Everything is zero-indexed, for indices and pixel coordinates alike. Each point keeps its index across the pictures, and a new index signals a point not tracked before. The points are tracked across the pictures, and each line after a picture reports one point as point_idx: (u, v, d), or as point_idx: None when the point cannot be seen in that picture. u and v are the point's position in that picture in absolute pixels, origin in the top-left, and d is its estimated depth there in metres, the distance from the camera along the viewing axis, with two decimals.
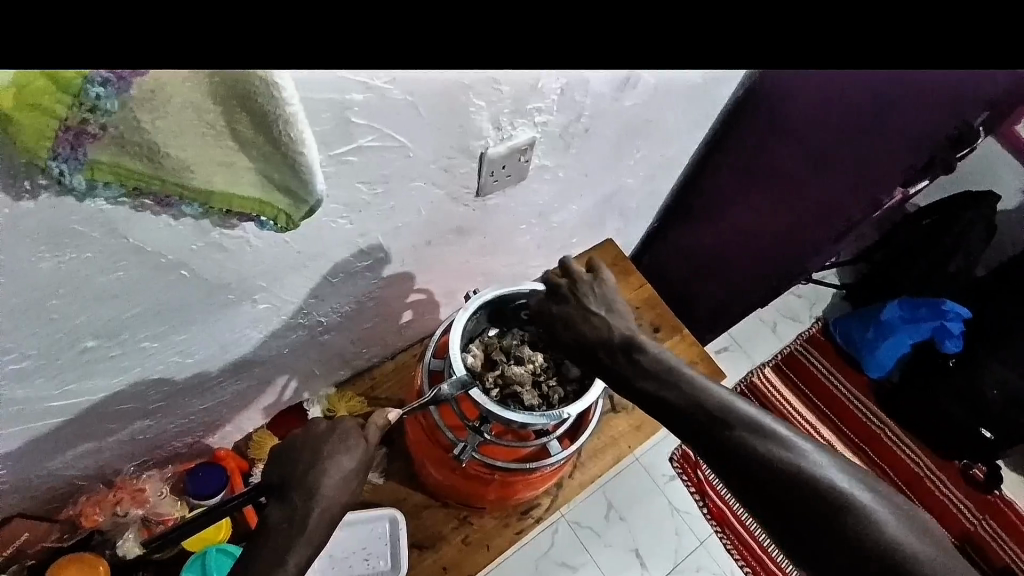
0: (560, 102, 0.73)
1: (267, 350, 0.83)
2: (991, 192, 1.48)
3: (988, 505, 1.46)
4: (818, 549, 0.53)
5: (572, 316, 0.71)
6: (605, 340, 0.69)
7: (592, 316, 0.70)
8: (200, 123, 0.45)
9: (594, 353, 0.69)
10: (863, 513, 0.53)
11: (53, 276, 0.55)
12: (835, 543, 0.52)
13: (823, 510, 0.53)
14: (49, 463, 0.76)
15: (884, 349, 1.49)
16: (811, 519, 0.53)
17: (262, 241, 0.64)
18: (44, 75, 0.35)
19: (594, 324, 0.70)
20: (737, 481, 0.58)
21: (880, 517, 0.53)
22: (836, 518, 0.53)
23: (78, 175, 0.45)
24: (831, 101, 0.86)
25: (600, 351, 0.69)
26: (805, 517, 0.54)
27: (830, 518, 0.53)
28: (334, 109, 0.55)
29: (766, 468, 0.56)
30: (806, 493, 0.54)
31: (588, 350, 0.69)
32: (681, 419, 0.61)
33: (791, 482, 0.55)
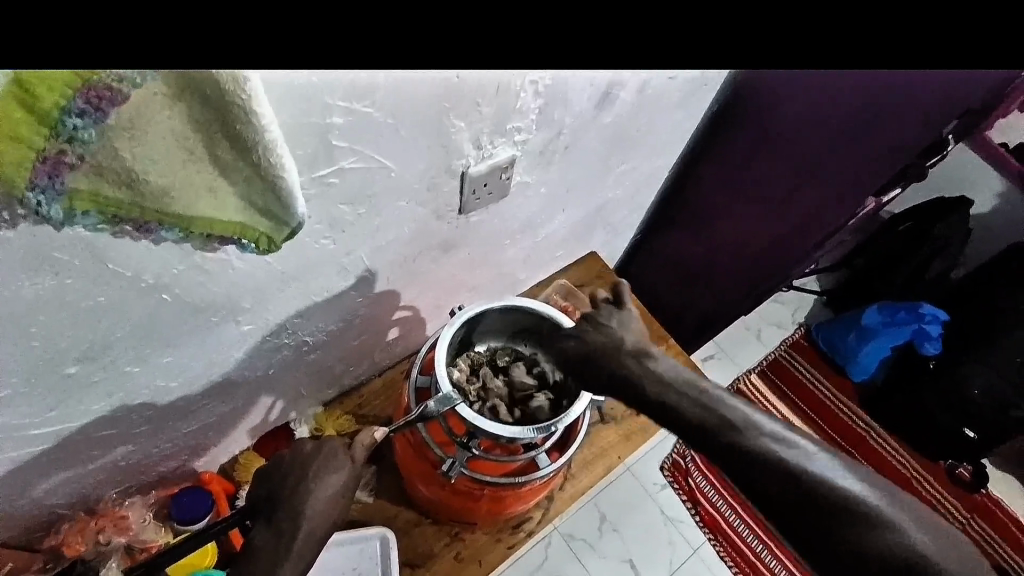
0: (540, 121, 0.74)
1: (253, 371, 0.82)
2: (967, 197, 1.51)
3: (975, 504, 1.48)
4: (824, 551, 0.53)
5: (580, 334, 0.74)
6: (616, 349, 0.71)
7: (599, 333, 0.73)
8: (179, 150, 0.45)
9: (604, 359, 0.71)
10: (868, 518, 0.54)
11: (34, 303, 0.55)
12: (841, 544, 0.53)
13: (820, 507, 0.55)
14: (31, 491, 0.75)
15: (867, 353, 1.51)
16: (807, 513, 0.55)
17: (245, 263, 0.65)
18: (19, 101, 0.36)
19: (601, 340, 0.72)
20: (744, 484, 0.58)
21: (883, 521, 0.54)
22: (838, 515, 0.54)
23: (55, 205, 0.45)
24: (811, 104, 0.88)
25: (610, 358, 0.70)
26: (807, 514, 0.55)
27: (828, 516, 0.54)
28: (315, 132, 0.55)
29: (765, 467, 0.57)
30: (809, 487, 0.56)
31: (597, 357, 0.71)
32: (691, 422, 0.62)
33: (790, 482, 0.56)
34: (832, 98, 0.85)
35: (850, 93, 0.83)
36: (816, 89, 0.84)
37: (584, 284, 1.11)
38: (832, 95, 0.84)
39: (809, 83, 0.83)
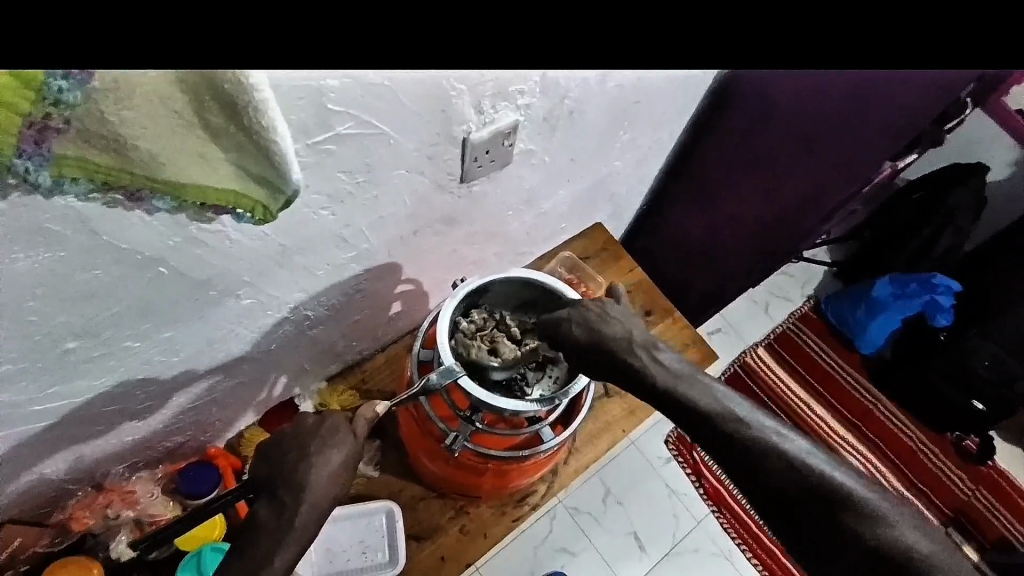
0: (543, 84, 0.71)
1: (255, 347, 0.81)
2: (981, 165, 1.47)
3: (982, 476, 1.47)
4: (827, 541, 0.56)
5: (590, 325, 0.69)
6: (628, 341, 0.67)
7: (611, 327, 0.69)
8: (167, 112, 0.44)
9: (614, 352, 0.67)
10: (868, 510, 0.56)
11: (27, 277, 0.53)
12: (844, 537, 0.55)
13: (826, 495, 0.56)
14: (37, 467, 0.75)
15: (875, 326, 1.49)
16: (813, 504, 0.56)
17: (241, 235, 0.63)
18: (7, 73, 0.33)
19: (615, 334, 0.68)
20: (751, 480, 0.59)
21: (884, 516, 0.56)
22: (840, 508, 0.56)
23: (44, 172, 0.44)
24: (817, 87, 0.84)
25: (622, 351, 0.67)
26: (809, 508, 0.57)
27: (834, 504, 0.56)
28: (309, 95, 0.53)
29: (773, 459, 0.58)
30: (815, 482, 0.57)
31: (608, 350, 0.67)
32: (704, 420, 0.62)
33: (796, 476, 0.57)
34: (841, 84, 0.80)
35: (861, 80, 0.78)
36: (825, 81, 0.80)
37: (589, 257, 1.09)
38: (839, 83, 0.79)
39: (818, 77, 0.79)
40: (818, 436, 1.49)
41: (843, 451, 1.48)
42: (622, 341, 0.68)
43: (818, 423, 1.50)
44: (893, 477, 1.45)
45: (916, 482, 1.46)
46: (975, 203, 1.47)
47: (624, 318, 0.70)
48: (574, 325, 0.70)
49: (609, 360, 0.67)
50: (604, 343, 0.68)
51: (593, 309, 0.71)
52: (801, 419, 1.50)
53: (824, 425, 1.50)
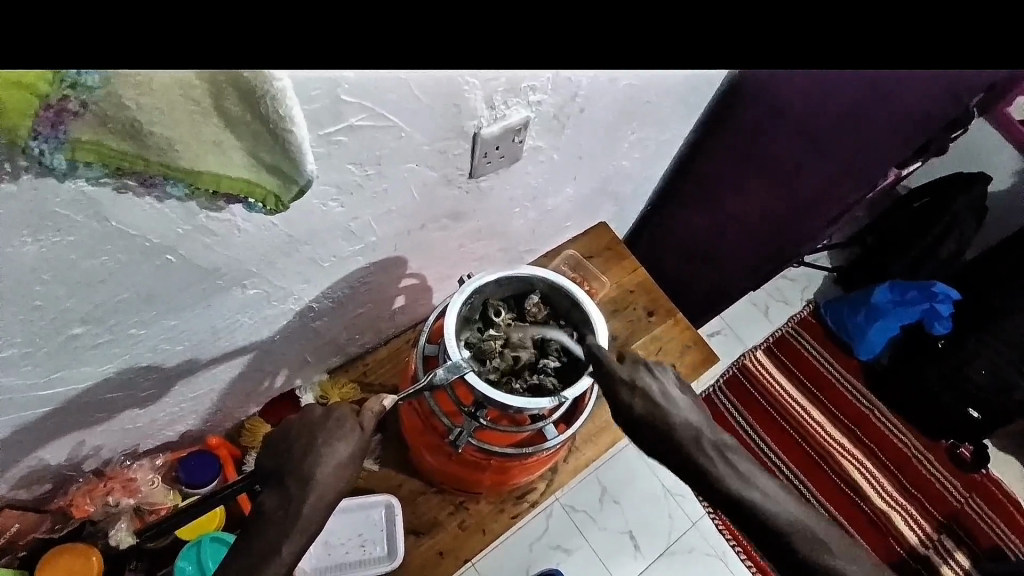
0: (555, 82, 0.71)
1: (259, 337, 0.81)
2: (983, 174, 1.48)
3: (974, 484, 1.49)
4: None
5: (653, 410, 0.67)
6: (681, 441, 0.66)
7: (675, 413, 0.67)
8: (185, 100, 0.43)
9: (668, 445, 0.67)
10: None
11: (36, 261, 0.53)
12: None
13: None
14: (37, 453, 0.75)
15: (874, 332, 1.50)
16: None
17: (251, 225, 0.63)
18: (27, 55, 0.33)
19: (678, 422, 0.67)
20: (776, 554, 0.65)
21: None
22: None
23: (59, 155, 0.43)
24: (830, 88, 0.84)
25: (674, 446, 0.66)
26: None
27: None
28: (324, 87, 0.53)
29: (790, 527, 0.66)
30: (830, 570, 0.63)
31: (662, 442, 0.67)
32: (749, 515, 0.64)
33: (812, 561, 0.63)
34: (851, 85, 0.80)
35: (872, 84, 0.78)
36: (836, 82, 0.80)
37: (593, 256, 1.10)
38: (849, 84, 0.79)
39: (831, 78, 0.79)
40: (814, 440, 1.49)
41: (838, 454, 1.48)
42: (687, 432, 0.66)
43: (814, 428, 1.51)
44: (887, 482, 1.47)
45: (910, 489, 1.47)
46: (975, 213, 1.48)
47: (690, 406, 0.69)
48: (634, 405, 0.67)
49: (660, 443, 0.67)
50: (667, 430, 0.66)
51: (655, 388, 0.68)
52: (798, 422, 1.51)
53: (820, 430, 1.51)
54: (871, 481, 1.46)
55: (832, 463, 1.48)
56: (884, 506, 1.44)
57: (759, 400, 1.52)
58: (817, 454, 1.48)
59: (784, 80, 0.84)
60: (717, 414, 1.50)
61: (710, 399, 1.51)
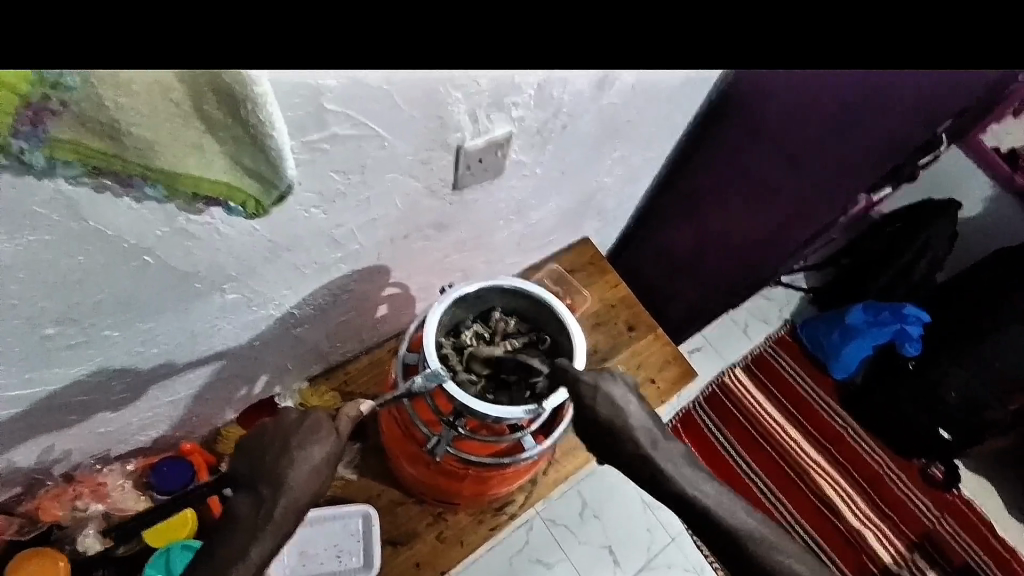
0: (537, 97, 0.73)
1: (237, 343, 0.81)
2: (953, 201, 1.53)
3: (946, 503, 1.50)
4: None
5: (619, 416, 0.69)
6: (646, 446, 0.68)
7: (631, 416, 0.69)
8: (166, 103, 0.44)
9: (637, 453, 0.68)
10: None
11: (7, 258, 0.53)
12: None
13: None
14: (5, 455, 0.73)
15: (849, 351, 1.52)
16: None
17: (231, 228, 0.63)
18: None
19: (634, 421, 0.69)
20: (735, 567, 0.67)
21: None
22: None
23: (37, 152, 0.44)
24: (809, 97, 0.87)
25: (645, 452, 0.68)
26: None
27: None
28: (307, 94, 0.54)
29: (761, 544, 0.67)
30: None
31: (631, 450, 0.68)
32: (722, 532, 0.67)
33: None
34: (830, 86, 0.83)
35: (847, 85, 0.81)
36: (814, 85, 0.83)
37: (576, 271, 1.11)
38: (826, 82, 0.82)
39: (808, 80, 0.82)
40: (790, 457, 1.51)
41: (814, 472, 1.50)
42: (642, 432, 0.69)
43: (792, 446, 1.52)
44: (861, 500, 1.48)
45: (883, 506, 1.48)
46: (948, 236, 1.53)
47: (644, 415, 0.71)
48: (599, 403, 0.69)
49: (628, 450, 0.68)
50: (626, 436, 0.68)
51: (628, 399, 0.71)
52: (775, 439, 1.52)
53: (798, 448, 1.52)
54: (847, 498, 1.48)
55: (808, 480, 1.49)
56: (859, 525, 1.46)
57: (738, 417, 1.53)
58: (794, 471, 1.49)
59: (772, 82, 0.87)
60: (696, 430, 1.51)
61: (690, 414, 1.52)
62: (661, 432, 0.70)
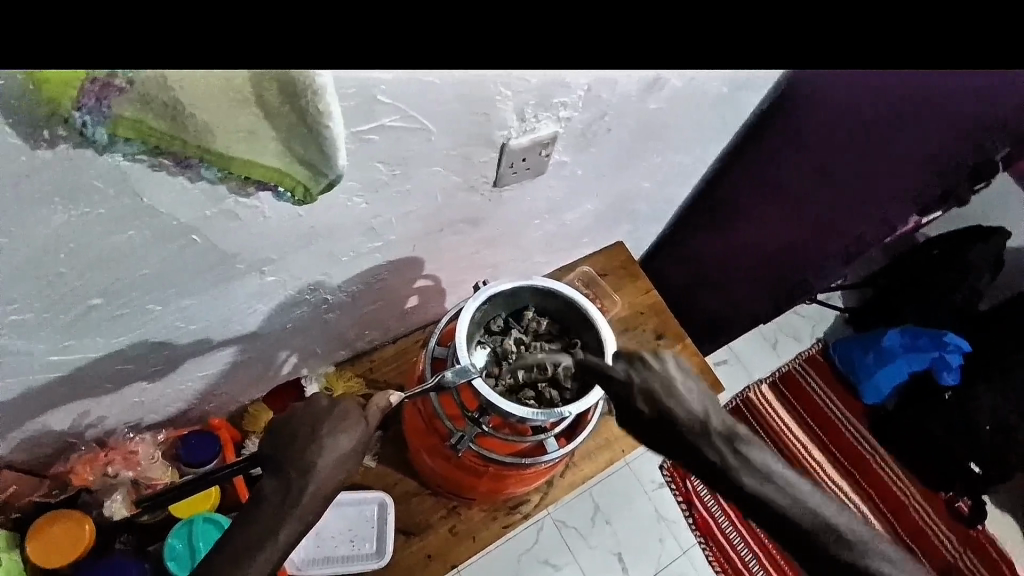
0: (585, 99, 0.73)
1: (270, 324, 0.82)
2: (1002, 229, 1.47)
3: (970, 539, 1.46)
4: None
5: (664, 393, 0.64)
6: (699, 424, 0.62)
7: (677, 403, 0.63)
8: (226, 87, 0.44)
9: (686, 437, 0.62)
10: None
11: (63, 228, 0.54)
12: None
13: None
14: (42, 418, 0.75)
15: (882, 374, 1.48)
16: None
17: (276, 213, 0.64)
18: None
19: (680, 411, 0.63)
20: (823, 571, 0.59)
21: None
22: None
23: (100, 128, 0.45)
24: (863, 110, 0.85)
25: (695, 436, 0.62)
26: None
27: None
28: (360, 85, 0.54)
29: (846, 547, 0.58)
30: None
31: (680, 433, 0.62)
32: (794, 530, 0.59)
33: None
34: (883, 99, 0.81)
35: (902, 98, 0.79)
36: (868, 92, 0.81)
37: (607, 275, 1.10)
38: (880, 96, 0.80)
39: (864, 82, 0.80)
40: (810, 478, 1.48)
41: (835, 495, 1.46)
42: (690, 421, 0.63)
43: (813, 467, 1.49)
44: (881, 528, 1.44)
45: (903, 536, 1.44)
46: (993, 265, 1.48)
47: (696, 392, 0.65)
48: (642, 385, 0.65)
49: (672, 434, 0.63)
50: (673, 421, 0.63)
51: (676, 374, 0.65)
52: (797, 459, 1.49)
53: (819, 470, 1.49)
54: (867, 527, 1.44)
55: None
56: None
57: (760, 433, 1.51)
58: None
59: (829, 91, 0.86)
60: None
61: None
62: (717, 410, 0.64)
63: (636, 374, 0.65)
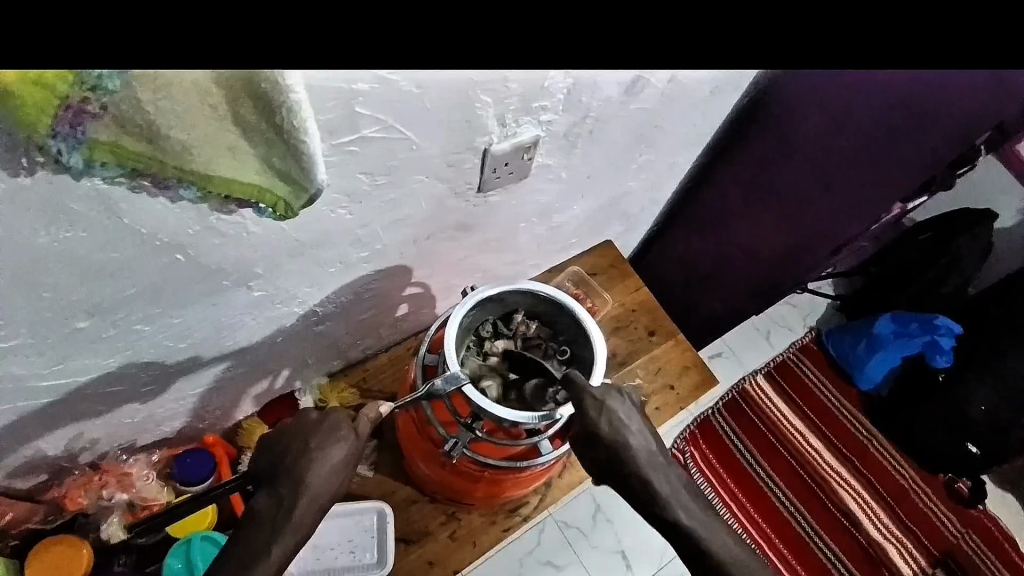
0: (566, 101, 0.73)
1: (261, 338, 0.82)
2: (989, 210, 1.48)
3: (970, 519, 1.47)
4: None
5: (617, 433, 0.68)
6: (643, 463, 0.68)
7: (634, 441, 0.68)
8: (202, 107, 0.45)
9: (629, 472, 0.68)
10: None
11: (46, 252, 0.54)
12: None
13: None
14: (35, 443, 0.75)
15: (874, 363, 1.49)
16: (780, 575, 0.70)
17: (261, 227, 0.64)
18: None
19: (637, 447, 0.68)
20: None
21: None
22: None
23: (76, 154, 0.44)
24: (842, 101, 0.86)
25: (637, 473, 0.68)
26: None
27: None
28: (339, 97, 0.55)
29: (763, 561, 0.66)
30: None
31: (623, 468, 0.68)
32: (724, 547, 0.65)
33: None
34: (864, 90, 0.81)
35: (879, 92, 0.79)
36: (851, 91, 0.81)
37: (597, 274, 1.10)
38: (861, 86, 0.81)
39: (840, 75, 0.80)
40: (810, 468, 1.48)
41: (835, 483, 1.47)
42: (640, 458, 0.68)
43: (812, 455, 1.49)
44: (884, 515, 1.45)
45: (903, 520, 1.45)
46: (982, 248, 1.48)
47: (647, 434, 0.70)
48: (601, 422, 0.68)
49: (615, 467, 0.68)
50: (622, 457, 0.68)
51: (630, 417, 0.70)
52: (795, 448, 1.50)
53: (818, 458, 1.49)
54: (868, 513, 1.45)
55: (828, 491, 1.46)
56: (881, 540, 1.42)
57: (758, 424, 1.51)
58: (813, 482, 1.47)
59: (806, 82, 0.87)
60: (713, 437, 1.49)
61: (708, 420, 1.50)
62: (659, 453, 0.70)
63: (603, 411, 0.69)
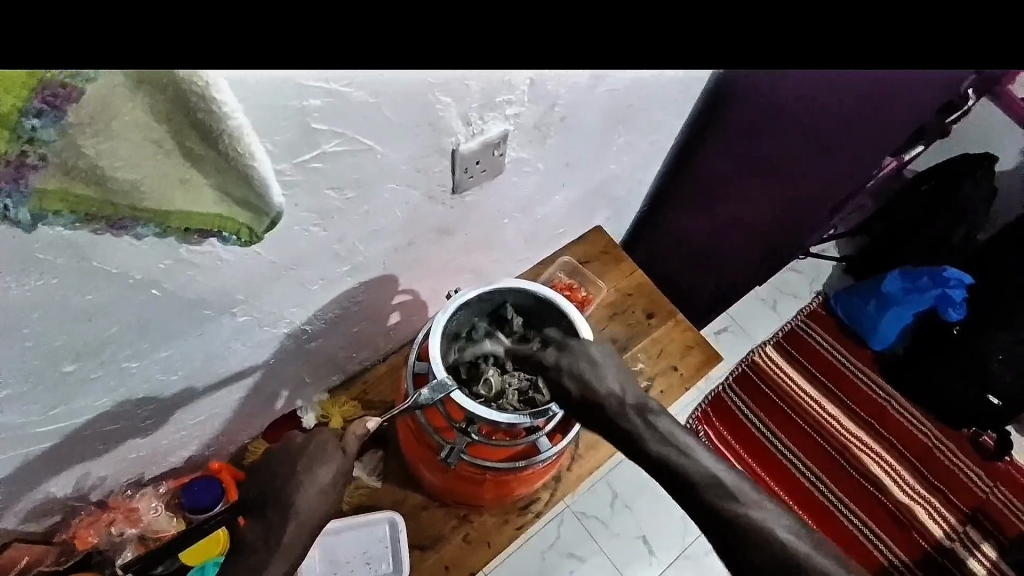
0: (532, 93, 0.71)
1: (253, 362, 0.82)
2: (989, 155, 1.46)
3: (999, 472, 1.44)
4: None
5: (586, 377, 0.66)
6: (617, 398, 0.64)
7: (607, 381, 0.65)
8: (144, 143, 0.44)
9: (606, 413, 0.64)
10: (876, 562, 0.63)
11: (18, 305, 0.54)
12: None
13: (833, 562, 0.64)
14: (45, 485, 0.77)
15: (888, 320, 1.46)
16: None
17: (233, 255, 0.64)
18: None
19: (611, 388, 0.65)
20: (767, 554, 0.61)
21: None
22: None
23: (24, 207, 0.44)
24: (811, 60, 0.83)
25: (612, 411, 0.64)
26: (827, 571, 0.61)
27: None
28: (293, 116, 0.54)
29: None
30: None
31: (601, 411, 0.64)
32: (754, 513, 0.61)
33: None
34: None
35: None
36: None
37: (589, 261, 1.09)
38: None
39: None
40: (830, 435, 1.46)
41: (856, 449, 1.44)
42: (614, 398, 0.64)
43: (830, 422, 1.47)
44: (909, 476, 1.42)
45: (929, 479, 1.42)
46: (987, 193, 1.46)
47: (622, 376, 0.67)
48: (576, 369, 0.66)
49: (589, 411, 0.65)
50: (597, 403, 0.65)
51: (607, 362, 0.67)
52: (813, 417, 1.47)
53: (837, 425, 1.47)
54: (892, 476, 1.42)
55: (849, 457, 1.44)
56: (908, 502, 1.40)
57: (772, 396, 1.49)
58: (834, 450, 1.44)
59: None
60: (728, 413, 1.47)
61: (721, 397, 1.48)
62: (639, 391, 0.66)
63: (575, 354, 0.68)
